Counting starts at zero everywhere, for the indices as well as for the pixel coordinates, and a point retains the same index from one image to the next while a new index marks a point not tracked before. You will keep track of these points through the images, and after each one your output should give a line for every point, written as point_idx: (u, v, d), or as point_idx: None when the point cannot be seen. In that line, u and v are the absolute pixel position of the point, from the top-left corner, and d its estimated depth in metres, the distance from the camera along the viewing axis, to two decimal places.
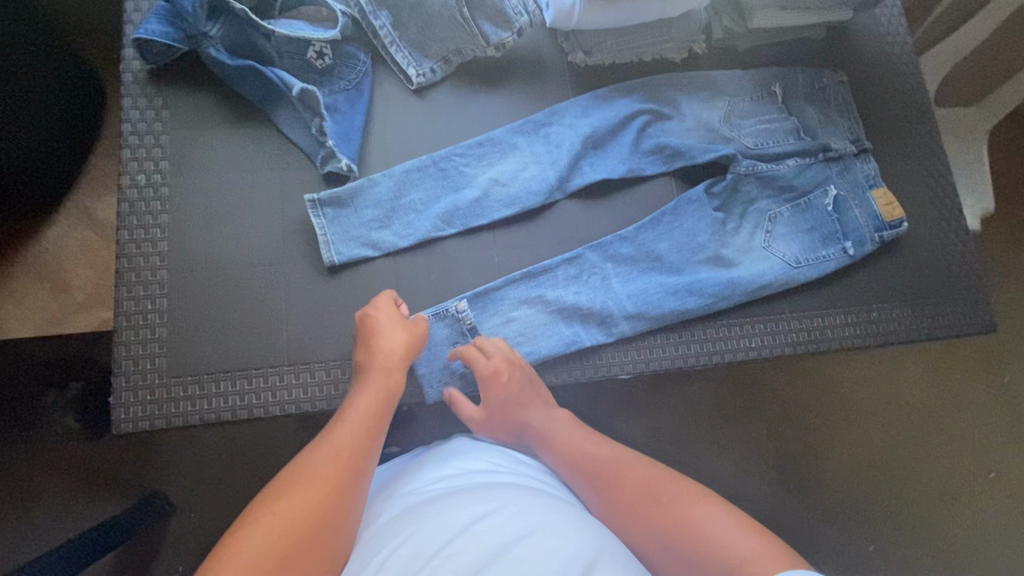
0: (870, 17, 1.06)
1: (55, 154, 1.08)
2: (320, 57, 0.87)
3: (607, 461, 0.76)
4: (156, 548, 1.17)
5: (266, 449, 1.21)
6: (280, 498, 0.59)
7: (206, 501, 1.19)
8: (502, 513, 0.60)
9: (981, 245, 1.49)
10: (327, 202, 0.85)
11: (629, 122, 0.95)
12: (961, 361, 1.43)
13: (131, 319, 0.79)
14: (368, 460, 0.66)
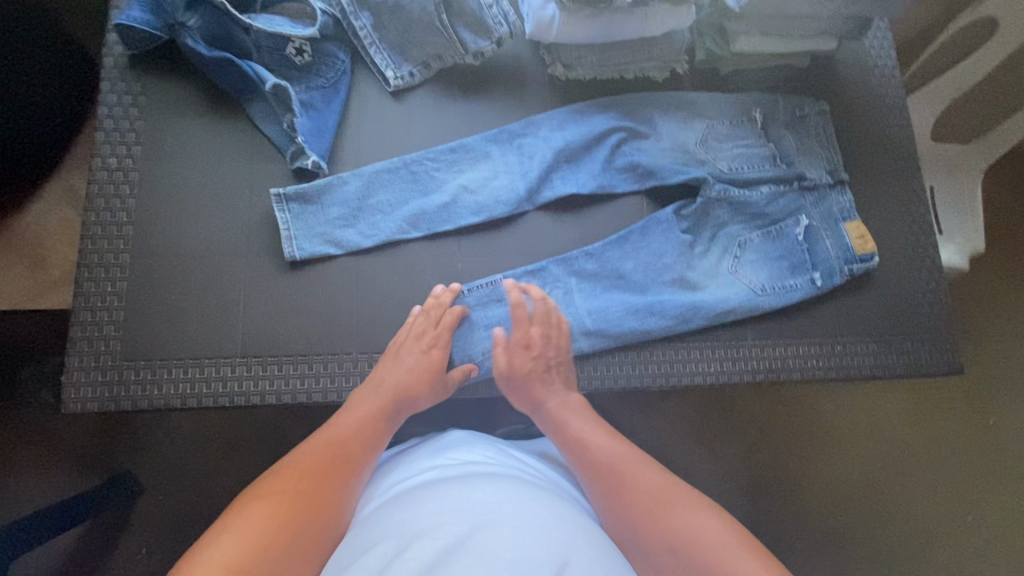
0: (857, 49, 1.05)
1: (40, 132, 1.10)
2: (299, 53, 0.88)
3: (610, 455, 0.77)
4: (123, 527, 1.17)
5: (231, 439, 1.22)
6: (282, 480, 0.69)
7: (165, 485, 1.19)
8: (482, 500, 0.61)
9: (970, 283, 1.47)
10: (293, 198, 0.85)
11: (604, 139, 0.95)
12: (940, 400, 1.41)
13: (89, 299, 0.80)
14: (365, 447, 0.75)
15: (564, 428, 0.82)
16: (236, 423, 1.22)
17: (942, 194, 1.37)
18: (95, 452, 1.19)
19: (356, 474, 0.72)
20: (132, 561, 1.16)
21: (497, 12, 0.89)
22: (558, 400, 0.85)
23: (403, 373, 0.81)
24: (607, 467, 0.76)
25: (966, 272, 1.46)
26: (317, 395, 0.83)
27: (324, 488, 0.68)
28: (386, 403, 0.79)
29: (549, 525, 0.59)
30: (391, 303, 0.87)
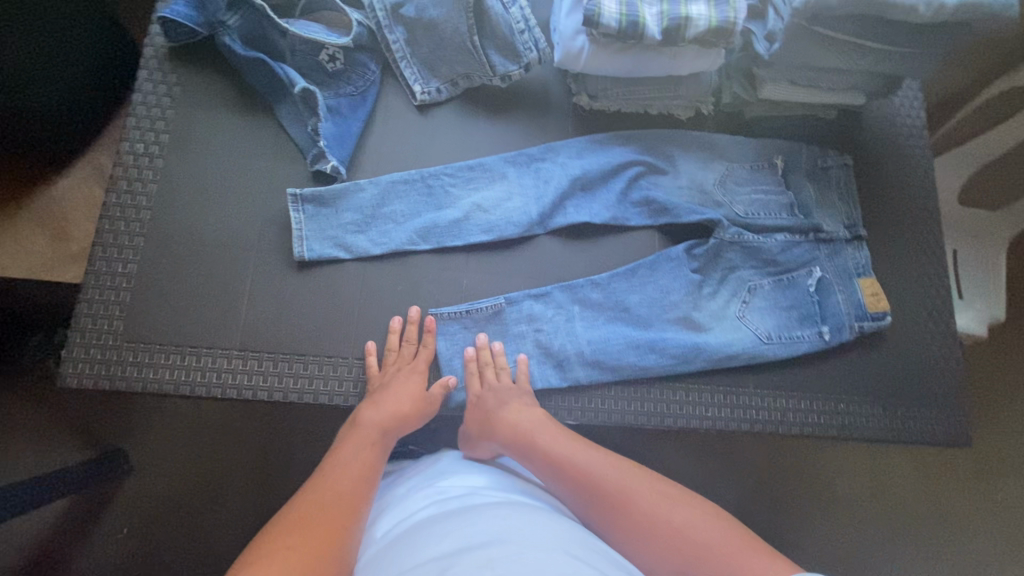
0: (886, 106, 1.05)
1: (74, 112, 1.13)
2: (332, 60, 0.90)
3: (591, 467, 0.75)
4: (105, 506, 1.17)
5: (221, 429, 1.22)
6: (281, 534, 0.62)
7: (151, 468, 1.19)
8: (487, 526, 0.60)
9: (989, 352, 1.43)
10: (309, 199, 0.86)
11: (621, 171, 0.96)
12: (950, 470, 1.36)
13: (99, 278, 0.81)
14: (364, 484, 0.72)
15: (536, 452, 0.78)
16: (228, 414, 1.23)
17: (966, 259, 1.34)
18: (89, 427, 1.20)
19: (358, 518, 0.67)
20: (109, 541, 1.16)
21: (528, 39, 0.89)
22: (521, 417, 0.81)
23: (388, 408, 0.80)
24: (584, 483, 0.73)
25: (985, 342, 1.42)
26: (308, 396, 0.83)
27: (330, 538, 0.62)
28: (376, 442, 0.77)
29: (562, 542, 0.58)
30: (393, 313, 0.87)
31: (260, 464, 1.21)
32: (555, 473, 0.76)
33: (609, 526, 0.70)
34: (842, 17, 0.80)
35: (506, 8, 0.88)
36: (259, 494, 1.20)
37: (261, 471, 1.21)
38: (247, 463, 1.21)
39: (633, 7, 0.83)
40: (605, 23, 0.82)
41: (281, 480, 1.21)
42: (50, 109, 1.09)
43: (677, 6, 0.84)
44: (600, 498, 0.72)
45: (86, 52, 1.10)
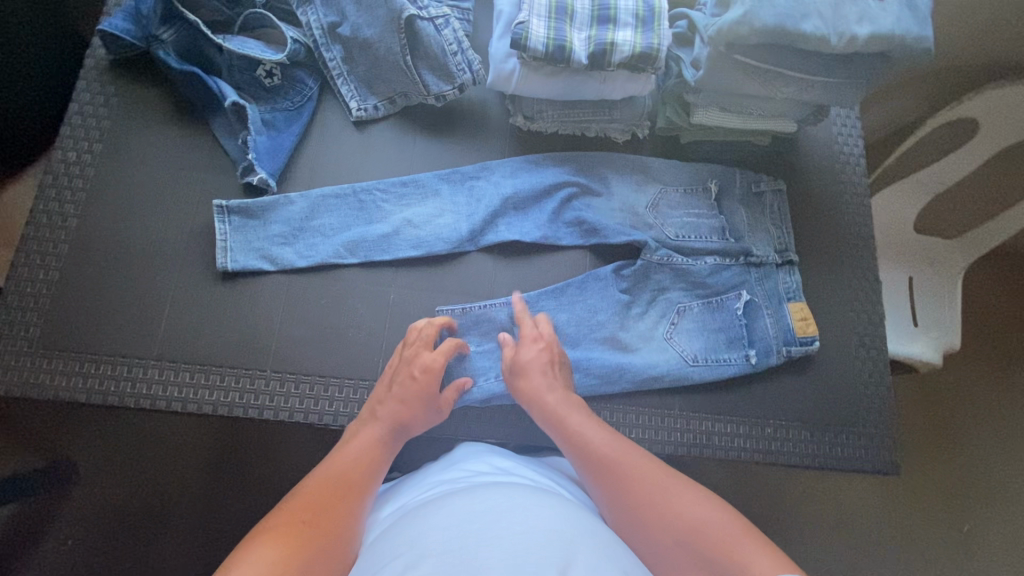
0: (824, 132, 1.06)
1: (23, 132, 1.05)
2: (269, 76, 0.92)
3: (613, 449, 0.72)
4: (51, 517, 1.08)
5: (172, 445, 1.13)
6: (290, 509, 0.64)
7: (111, 475, 1.11)
8: (490, 502, 0.59)
9: (957, 377, 1.38)
10: (235, 211, 0.87)
11: (555, 191, 0.97)
12: (920, 497, 1.30)
13: (20, 284, 0.82)
14: (371, 472, 0.72)
15: (567, 428, 0.76)
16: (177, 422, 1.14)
17: (924, 287, 1.30)
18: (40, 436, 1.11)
19: (362, 502, 0.68)
20: (57, 551, 1.08)
21: (461, 60, 0.91)
22: (553, 401, 0.79)
23: (398, 398, 0.79)
24: (606, 464, 0.71)
25: (951, 366, 1.38)
26: (223, 409, 0.82)
27: (334, 518, 0.64)
28: (388, 423, 0.77)
29: (561, 526, 0.57)
30: (316, 327, 0.87)
31: (206, 484, 1.12)
32: (581, 449, 0.73)
33: (627, 511, 0.67)
34: (760, 46, 0.80)
35: (438, 29, 0.90)
36: (201, 519, 1.11)
37: (207, 493, 1.12)
38: (192, 482, 1.12)
39: (561, 31, 0.85)
40: (532, 46, 0.84)
41: (225, 502, 1.12)
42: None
43: (604, 31, 0.86)
44: (620, 482, 0.69)
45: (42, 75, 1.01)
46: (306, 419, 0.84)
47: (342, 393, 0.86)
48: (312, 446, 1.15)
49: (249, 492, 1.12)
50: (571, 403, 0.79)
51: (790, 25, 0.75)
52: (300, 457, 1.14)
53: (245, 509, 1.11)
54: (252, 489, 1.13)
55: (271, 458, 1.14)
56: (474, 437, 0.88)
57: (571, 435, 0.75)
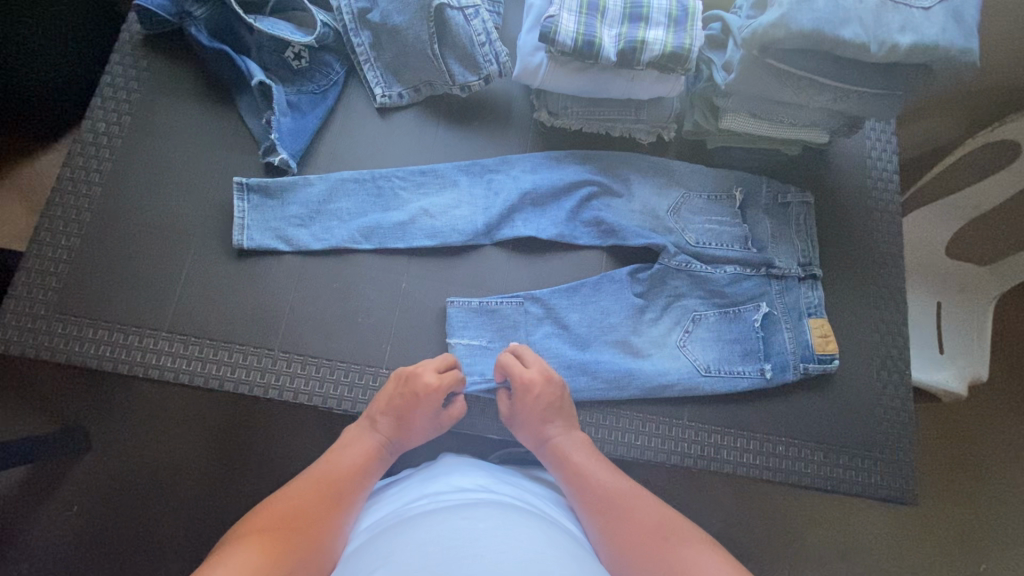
0: (857, 145, 1.03)
1: (50, 106, 1.07)
2: (297, 58, 0.93)
3: (619, 491, 0.72)
4: (59, 482, 1.10)
5: (181, 419, 1.13)
6: (276, 514, 0.64)
7: (118, 443, 1.12)
8: (475, 522, 0.58)
9: (984, 412, 1.32)
10: (254, 189, 0.87)
11: (574, 189, 0.95)
12: (935, 533, 1.24)
13: (42, 248, 0.84)
14: (359, 481, 0.72)
15: (572, 465, 0.76)
16: (186, 395, 1.15)
17: (953, 316, 1.25)
18: (54, 398, 1.12)
19: (348, 511, 0.67)
20: (63, 515, 1.09)
21: (488, 51, 0.90)
22: (557, 436, 0.79)
23: (397, 411, 0.78)
24: (609, 504, 0.71)
25: (979, 400, 1.32)
26: (228, 385, 0.83)
27: (318, 526, 0.63)
28: (382, 437, 0.77)
29: (543, 550, 0.55)
30: (326, 310, 0.87)
31: (214, 459, 1.13)
32: (585, 488, 0.73)
33: (622, 550, 0.65)
34: (796, 52, 0.78)
35: (467, 19, 0.89)
36: (208, 492, 1.12)
37: (214, 467, 1.12)
38: (201, 455, 1.13)
39: (590, 27, 0.83)
40: (561, 41, 0.82)
41: (232, 479, 1.12)
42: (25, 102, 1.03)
43: (635, 29, 0.84)
44: (620, 522, 0.68)
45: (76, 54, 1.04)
46: (309, 401, 0.84)
47: (346, 378, 0.85)
48: (318, 430, 1.14)
49: (254, 470, 1.13)
50: (579, 444, 0.79)
51: (828, 31, 0.72)
52: (305, 440, 1.14)
53: (245, 488, 1.12)
54: (257, 467, 1.13)
55: (275, 439, 1.14)
56: (476, 432, 0.87)
57: (577, 471, 0.75)
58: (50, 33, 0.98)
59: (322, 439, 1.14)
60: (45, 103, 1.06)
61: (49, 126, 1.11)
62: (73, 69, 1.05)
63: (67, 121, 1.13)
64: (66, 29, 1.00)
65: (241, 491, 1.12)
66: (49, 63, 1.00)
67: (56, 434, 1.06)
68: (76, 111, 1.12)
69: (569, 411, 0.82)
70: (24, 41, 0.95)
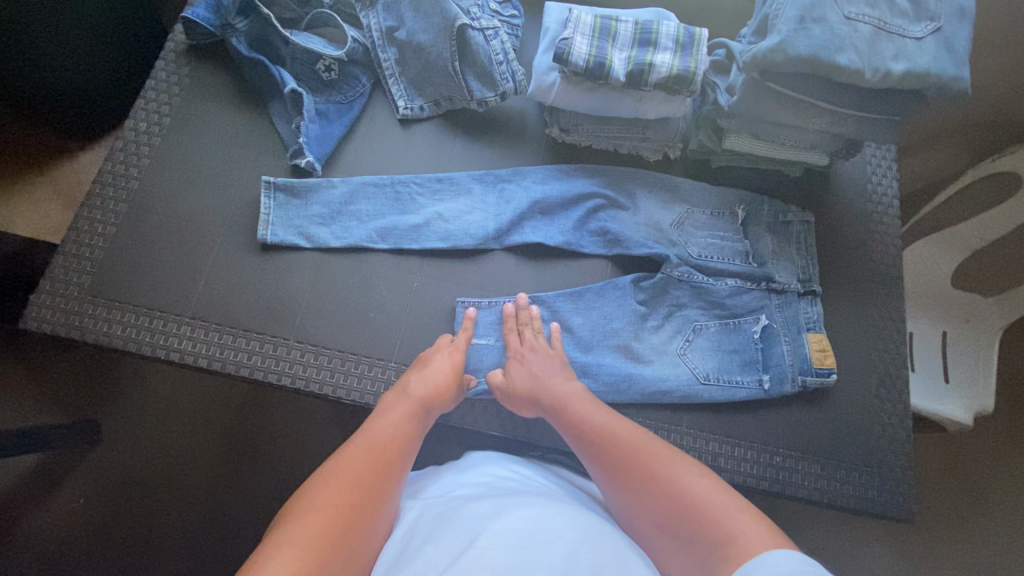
0: (857, 170, 1.07)
1: (91, 108, 1.14)
2: (327, 71, 0.99)
3: (609, 430, 0.73)
4: (66, 474, 1.13)
5: (192, 411, 1.17)
6: (332, 485, 0.62)
7: (130, 433, 1.15)
8: (517, 506, 0.60)
9: (989, 442, 1.31)
10: (281, 188, 0.93)
11: (582, 201, 1.00)
12: (938, 564, 1.22)
13: (80, 235, 0.89)
14: (406, 451, 0.71)
15: (561, 413, 0.78)
16: (199, 388, 1.19)
17: (957, 343, 1.26)
18: (69, 388, 1.16)
19: (397, 481, 0.67)
20: (71, 502, 1.12)
21: (505, 69, 0.96)
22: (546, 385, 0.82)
23: (429, 380, 0.81)
24: (598, 443, 0.72)
25: (983, 430, 1.31)
26: (245, 370, 0.86)
27: (373, 502, 0.62)
28: (421, 408, 0.77)
29: (588, 533, 0.57)
30: (341, 304, 0.91)
31: (222, 451, 1.16)
32: (576, 433, 0.75)
33: (617, 488, 0.68)
34: (795, 76, 0.82)
35: (487, 39, 0.96)
36: (215, 483, 1.14)
37: (223, 459, 1.15)
38: (211, 447, 1.16)
39: (602, 49, 0.89)
40: (574, 61, 0.88)
41: (238, 470, 1.15)
42: (68, 102, 1.10)
43: (644, 53, 0.90)
44: (610, 458, 0.70)
45: (118, 60, 1.11)
46: (319, 390, 0.87)
47: (357, 369, 0.89)
48: (323, 426, 1.17)
49: (261, 464, 1.15)
50: (568, 391, 0.81)
51: (825, 57, 0.77)
52: (311, 436, 1.17)
53: (251, 481, 1.15)
54: (264, 460, 1.16)
55: (282, 433, 1.17)
56: (479, 428, 0.90)
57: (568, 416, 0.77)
58: (98, 39, 1.05)
59: (328, 436, 1.17)
60: (85, 104, 1.13)
61: (87, 127, 1.18)
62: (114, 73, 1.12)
63: (108, 124, 1.21)
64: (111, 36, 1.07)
65: (247, 483, 1.14)
66: (93, 67, 1.08)
67: (69, 425, 1.10)
68: (113, 112, 1.19)
69: (560, 366, 0.86)
70: (73, 45, 1.02)
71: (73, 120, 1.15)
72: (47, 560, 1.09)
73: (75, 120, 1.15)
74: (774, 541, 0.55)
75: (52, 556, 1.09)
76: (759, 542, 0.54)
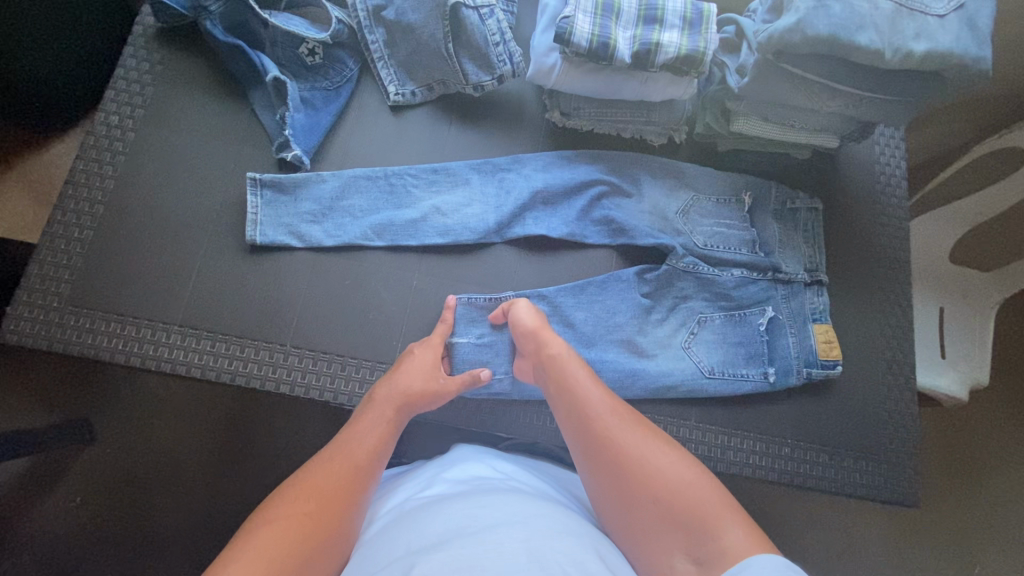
0: (865, 150, 1.04)
1: (60, 96, 1.06)
2: (311, 55, 0.93)
3: (601, 407, 0.70)
4: (61, 474, 1.10)
5: (187, 412, 1.14)
6: (296, 496, 0.61)
7: (124, 436, 1.12)
8: (491, 510, 0.58)
9: (986, 417, 1.32)
10: (267, 184, 0.88)
11: (584, 189, 0.96)
12: (933, 535, 1.25)
13: (55, 240, 0.84)
14: (375, 464, 0.68)
15: (558, 381, 0.76)
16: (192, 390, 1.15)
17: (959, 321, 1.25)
18: (60, 391, 1.12)
19: (363, 488, 0.64)
20: (67, 506, 1.09)
21: (503, 50, 0.90)
22: (553, 348, 0.79)
23: (401, 387, 0.77)
24: (590, 420, 0.70)
25: (980, 405, 1.32)
26: (239, 379, 0.83)
27: (339, 508, 0.61)
28: (393, 416, 0.74)
29: (554, 534, 0.54)
30: (337, 306, 0.87)
31: (218, 453, 1.13)
32: (568, 405, 0.72)
33: (601, 470, 0.65)
34: (811, 57, 0.78)
35: (482, 19, 0.89)
36: (211, 485, 1.12)
37: (219, 461, 1.13)
38: (207, 448, 1.13)
39: (606, 29, 0.83)
40: (576, 41, 0.82)
41: (235, 470, 1.13)
42: (34, 91, 1.02)
43: (649, 32, 0.84)
44: (597, 437, 0.68)
45: (87, 45, 1.03)
46: (319, 396, 0.84)
47: (358, 373, 0.86)
48: (321, 425, 1.15)
49: (259, 466, 1.13)
50: (570, 358, 0.78)
51: (844, 37, 0.72)
52: (309, 436, 1.14)
53: (249, 483, 1.12)
54: (264, 463, 1.13)
55: (279, 433, 1.14)
56: (485, 430, 0.88)
57: (560, 384, 0.75)
58: (62, 21, 0.97)
59: (330, 434, 1.15)
60: (54, 92, 1.05)
61: (58, 117, 1.10)
62: (83, 58, 1.04)
63: (79, 114, 1.13)
64: (78, 17, 0.99)
65: (245, 485, 1.12)
66: (60, 53, 1.00)
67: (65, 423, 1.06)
68: (85, 101, 1.11)
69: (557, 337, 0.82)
70: (37, 27, 0.94)
71: (41, 109, 1.07)
72: (45, 566, 1.07)
73: (44, 109, 1.07)
74: (755, 540, 0.55)
75: (51, 563, 1.07)
76: (746, 544, 0.54)
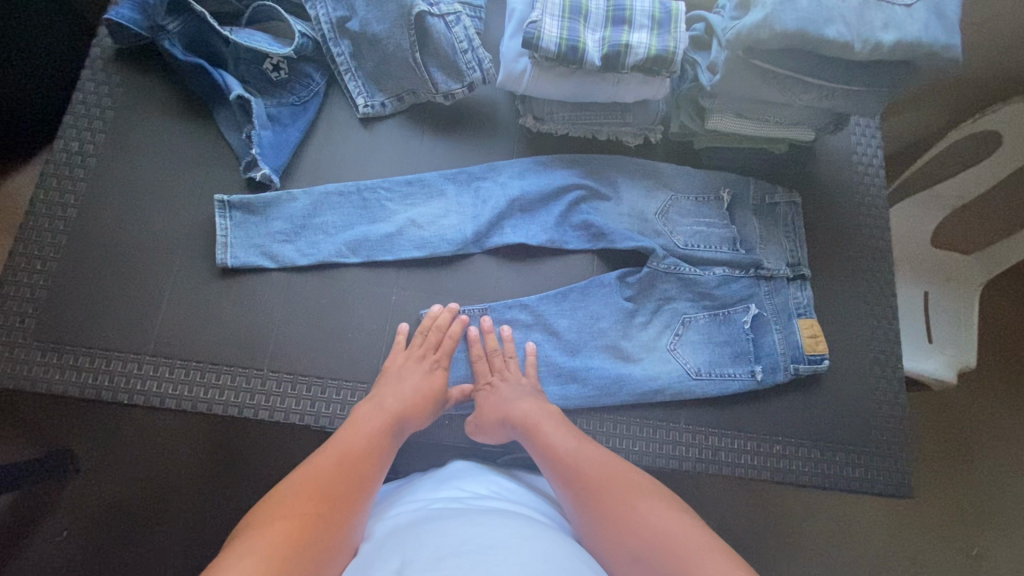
0: (841, 141, 1.03)
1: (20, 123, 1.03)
2: (276, 70, 0.91)
3: (586, 460, 0.71)
4: (40, 511, 1.07)
5: (168, 439, 1.11)
6: (292, 499, 0.61)
7: (104, 468, 1.09)
8: (491, 530, 0.56)
9: (976, 399, 1.32)
10: (236, 206, 0.86)
11: (561, 194, 0.94)
12: (931, 519, 1.25)
13: (17, 273, 0.81)
14: (375, 467, 0.69)
15: (537, 437, 0.76)
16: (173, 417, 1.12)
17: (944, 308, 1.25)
18: (36, 425, 1.09)
19: (363, 489, 0.66)
20: (48, 543, 1.06)
21: (472, 58, 0.88)
22: (523, 405, 0.79)
23: (406, 394, 0.78)
24: (577, 472, 0.70)
25: (971, 388, 1.32)
26: (216, 408, 0.81)
27: (341, 510, 0.62)
28: (393, 417, 0.75)
29: (551, 559, 0.53)
30: (314, 326, 0.85)
31: (203, 479, 1.10)
32: (551, 459, 0.73)
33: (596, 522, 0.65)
34: (782, 52, 0.77)
35: (448, 26, 0.88)
36: (197, 514, 1.09)
37: (204, 489, 1.10)
38: (191, 476, 1.10)
39: (573, 31, 0.82)
40: (544, 46, 0.81)
41: (221, 498, 1.10)
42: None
43: (618, 33, 0.83)
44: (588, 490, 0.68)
45: (45, 70, 1.00)
46: (300, 420, 0.82)
47: (339, 395, 0.84)
48: (308, 445, 1.13)
49: (245, 492, 1.10)
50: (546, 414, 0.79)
51: (812, 32, 0.72)
52: (296, 458, 1.12)
53: (236, 510, 1.10)
54: (251, 489, 1.10)
55: (265, 456, 1.12)
56: (473, 445, 0.86)
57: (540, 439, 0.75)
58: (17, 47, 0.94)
59: None
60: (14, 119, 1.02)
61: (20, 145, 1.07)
62: (41, 84, 1.01)
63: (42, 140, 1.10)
64: (33, 42, 0.96)
65: (232, 512, 1.09)
66: (17, 80, 0.97)
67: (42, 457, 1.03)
68: (49, 126, 1.08)
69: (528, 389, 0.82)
70: None
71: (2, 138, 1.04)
72: None
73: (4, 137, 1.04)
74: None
75: None
76: None
